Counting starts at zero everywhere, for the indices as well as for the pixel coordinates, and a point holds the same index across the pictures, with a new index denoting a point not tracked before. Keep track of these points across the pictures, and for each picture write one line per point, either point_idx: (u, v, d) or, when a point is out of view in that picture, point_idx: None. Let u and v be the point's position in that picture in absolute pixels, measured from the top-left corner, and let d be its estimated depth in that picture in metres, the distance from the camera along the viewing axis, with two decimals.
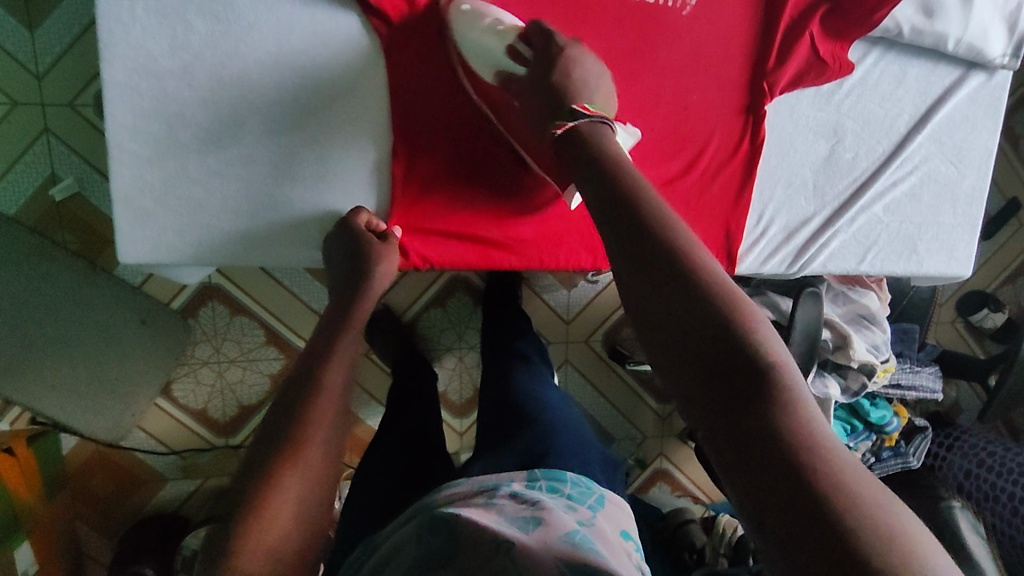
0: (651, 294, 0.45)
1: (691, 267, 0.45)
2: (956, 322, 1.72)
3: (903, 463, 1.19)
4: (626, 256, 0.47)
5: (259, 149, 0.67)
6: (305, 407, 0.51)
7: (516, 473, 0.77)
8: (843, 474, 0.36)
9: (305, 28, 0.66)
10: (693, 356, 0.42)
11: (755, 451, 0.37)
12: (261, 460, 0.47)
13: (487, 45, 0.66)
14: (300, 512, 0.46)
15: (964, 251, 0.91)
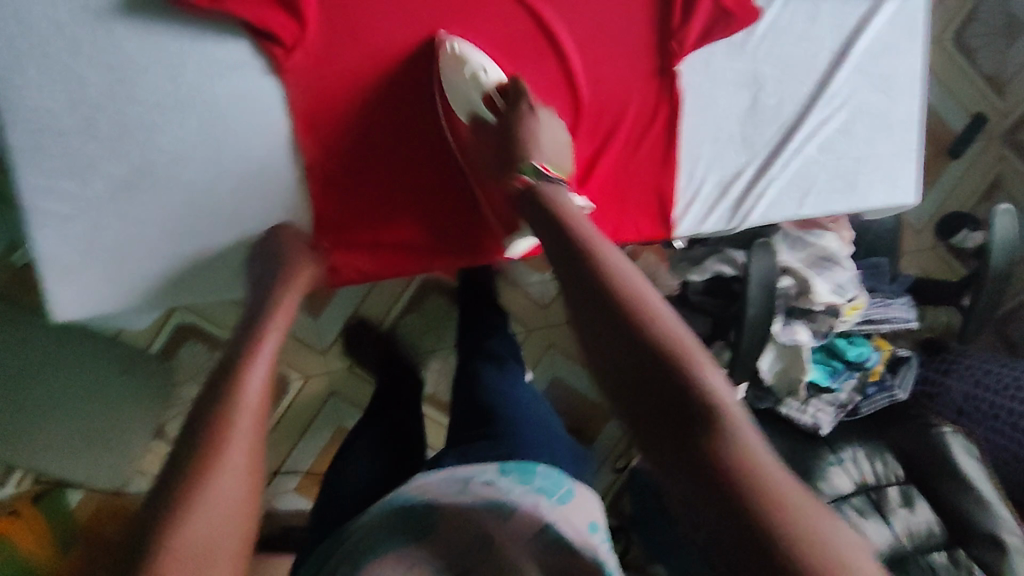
0: (604, 326, 0.50)
1: (633, 303, 0.51)
2: (938, 247, 1.72)
3: (890, 396, 1.18)
4: (583, 300, 0.52)
5: (172, 188, 0.68)
6: (228, 404, 0.52)
7: (489, 465, 0.84)
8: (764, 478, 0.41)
9: (196, 62, 0.66)
10: (639, 376, 0.47)
11: (688, 459, 0.43)
12: (177, 468, 0.48)
13: (469, 94, 0.71)
14: (217, 523, 0.46)
15: (907, 178, 0.90)
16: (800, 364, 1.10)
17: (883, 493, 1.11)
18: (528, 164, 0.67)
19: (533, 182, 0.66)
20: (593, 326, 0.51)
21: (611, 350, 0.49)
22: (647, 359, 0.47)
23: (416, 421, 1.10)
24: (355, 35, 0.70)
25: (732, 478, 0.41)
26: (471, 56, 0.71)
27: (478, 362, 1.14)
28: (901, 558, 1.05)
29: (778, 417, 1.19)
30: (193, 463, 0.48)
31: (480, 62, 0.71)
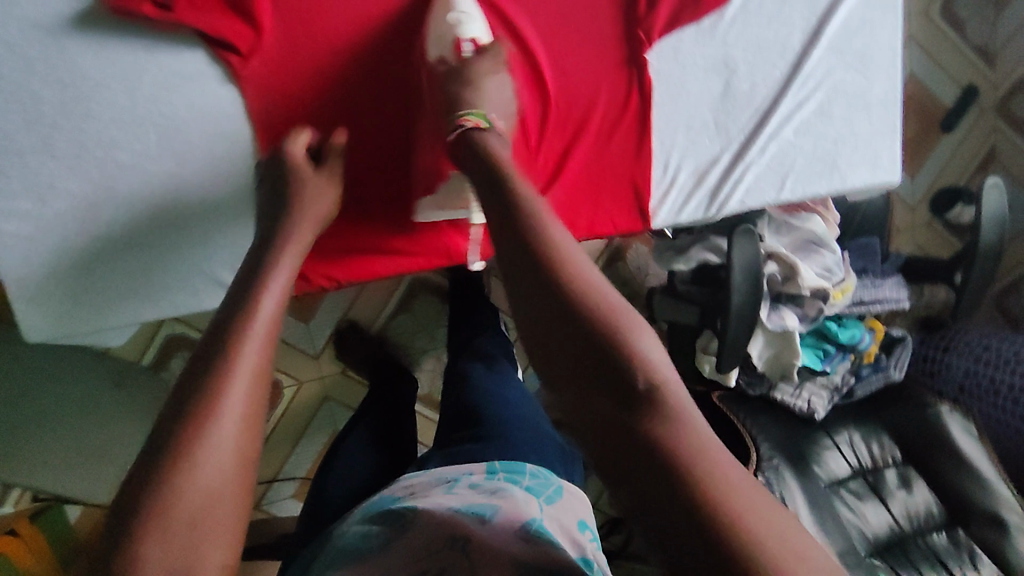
0: (536, 299, 0.47)
1: (566, 273, 0.47)
2: (933, 223, 1.70)
3: (886, 375, 1.18)
4: (515, 270, 0.48)
5: (136, 204, 0.67)
6: (237, 326, 0.45)
7: (476, 466, 0.83)
8: (707, 466, 0.39)
9: (153, 75, 0.65)
10: (577, 358, 0.44)
11: (627, 450, 0.41)
12: (179, 397, 0.42)
13: (442, 35, 0.69)
14: (223, 468, 0.40)
15: (889, 157, 0.88)
16: (792, 349, 1.08)
17: (880, 476, 1.10)
18: (480, 112, 0.64)
19: (485, 128, 0.62)
20: (525, 297, 0.48)
21: (546, 327, 0.46)
22: (589, 341, 0.44)
23: (408, 423, 1.09)
24: (314, 39, 0.69)
25: (673, 469, 0.39)
26: (458, 5, 0.70)
27: (469, 363, 1.13)
28: (902, 541, 1.05)
29: (773, 404, 1.15)
30: (202, 389, 0.42)
31: (465, 13, 0.70)
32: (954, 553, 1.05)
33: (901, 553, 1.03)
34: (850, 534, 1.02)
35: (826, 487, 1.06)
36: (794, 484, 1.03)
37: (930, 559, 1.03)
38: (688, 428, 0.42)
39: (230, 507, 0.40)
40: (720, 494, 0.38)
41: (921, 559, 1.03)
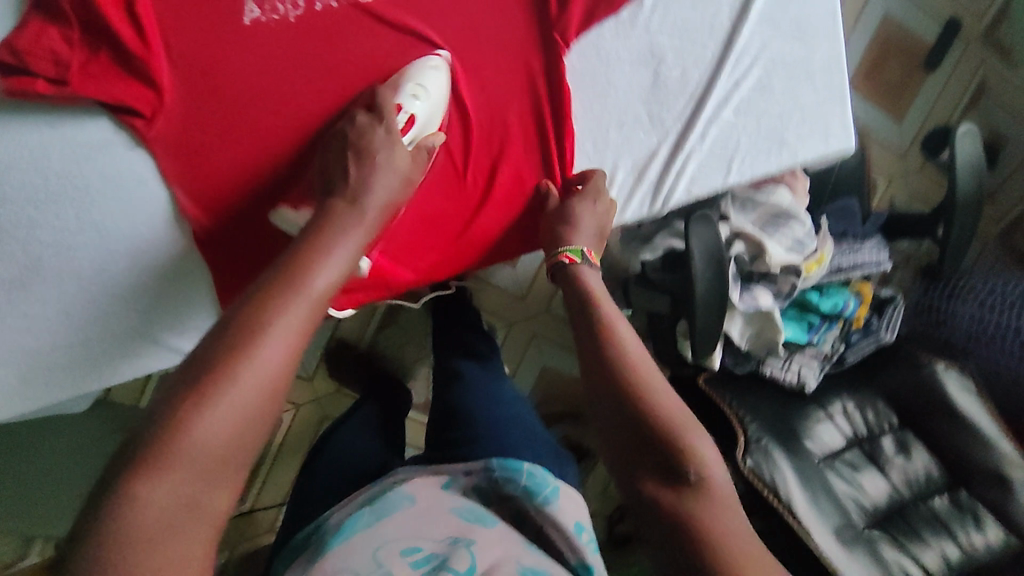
0: (612, 411, 0.62)
1: (637, 387, 0.63)
2: (927, 165, 1.62)
3: (876, 340, 1.15)
4: (598, 382, 0.64)
5: (65, 278, 0.66)
6: (247, 327, 0.49)
7: (475, 465, 0.86)
8: (726, 543, 0.53)
9: (61, 149, 0.65)
10: (642, 455, 0.59)
11: (667, 527, 0.55)
12: (211, 352, 0.47)
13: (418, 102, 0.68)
14: (237, 424, 0.46)
15: (840, 125, 0.84)
16: (773, 326, 1.04)
17: (877, 443, 1.09)
18: (576, 247, 0.74)
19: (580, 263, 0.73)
20: (608, 405, 0.63)
21: (620, 434, 0.62)
22: (651, 444, 0.59)
23: (401, 433, 1.10)
24: (215, 89, 0.67)
25: (701, 549, 0.53)
26: (426, 75, 0.69)
27: (458, 360, 1.17)
28: (903, 509, 1.04)
29: (761, 379, 1.12)
30: (199, 378, 0.46)
31: (423, 85, 0.68)
32: (957, 515, 1.04)
33: (901, 520, 1.03)
34: (847, 508, 1.00)
35: (820, 461, 1.05)
36: (786, 464, 1.01)
37: (933, 524, 1.03)
38: (718, 514, 0.55)
39: (238, 459, 0.46)
40: None
41: (924, 524, 1.02)
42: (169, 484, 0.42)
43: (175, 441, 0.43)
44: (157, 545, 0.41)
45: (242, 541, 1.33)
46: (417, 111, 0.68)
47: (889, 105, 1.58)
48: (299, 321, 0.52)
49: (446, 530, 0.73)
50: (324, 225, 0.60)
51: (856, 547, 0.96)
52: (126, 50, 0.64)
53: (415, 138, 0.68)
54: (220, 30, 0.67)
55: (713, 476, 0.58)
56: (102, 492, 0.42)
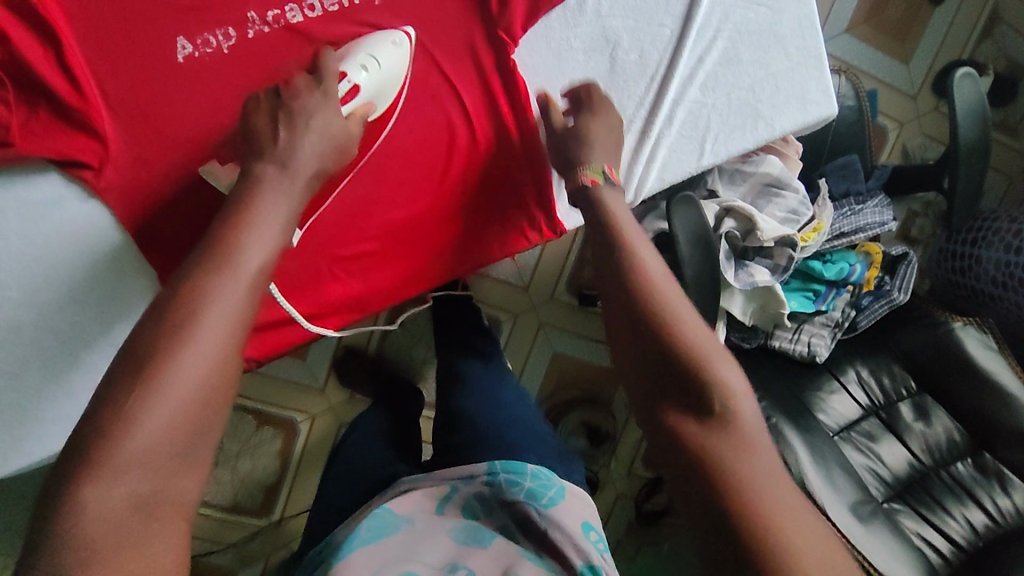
0: (633, 328, 0.57)
1: (662, 308, 0.57)
2: (939, 105, 1.53)
3: (890, 302, 1.09)
4: (622, 300, 0.58)
5: (39, 335, 0.66)
6: (180, 316, 0.45)
7: (476, 467, 0.79)
8: (753, 482, 0.48)
9: (18, 210, 0.65)
10: (666, 382, 0.54)
11: (690, 466, 0.50)
12: (141, 352, 0.44)
13: (360, 72, 0.65)
14: (186, 416, 0.43)
15: (817, 88, 0.80)
16: (776, 299, 1.00)
17: (895, 410, 1.06)
18: (596, 165, 0.68)
19: (604, 183, 0.67)
20: (632, 335, 0.57)
21: (644, 355, 0.56)
22: (676, 368, 0.54)
23: (411, 434, 1.08)
24: (161, 131, 0.67)
25: (728, 485, 0.48)
26: (375, 49, 0.66)
27: (466, 360, 1.12)
28: (924, 478, 1.02)
29: (770, 352, 1.08)
30: (137, 373, 0.43)
31: (375, 58, 0.66)
32: (983, 481, 1.02)
33: (922, 489, 1.01)
34: (866, 482, 0.98)
35: (835, 435, 1.02)
36: (798, 441, 0.95)
37: (956, 491, 1.01)
38: (747, 453, 0.50)
39: (188, 455, 0.43)
40: (789, 541, 0.45)
41: (946, 494, 1.01)
42: (110, 492, 0.40)
43: (116, 448, 0.40)
44: (107, 557, 0.38)
45: (274, 549, 1.36)
46: (364, 84, 0.65)
47: (893, 48, 1.49)
48: (235, 299, 0.48)
49: (443, 555, 0.69)
50: (241, 197, 0.54)
51: (880, 521, 0.92)
52: (63, 103, 0.63)
53: (355, 109, 0.65)
54: (155, 70, 0.66)
55: (739, 409, 0.53)
56: (43, 513, 0.39)
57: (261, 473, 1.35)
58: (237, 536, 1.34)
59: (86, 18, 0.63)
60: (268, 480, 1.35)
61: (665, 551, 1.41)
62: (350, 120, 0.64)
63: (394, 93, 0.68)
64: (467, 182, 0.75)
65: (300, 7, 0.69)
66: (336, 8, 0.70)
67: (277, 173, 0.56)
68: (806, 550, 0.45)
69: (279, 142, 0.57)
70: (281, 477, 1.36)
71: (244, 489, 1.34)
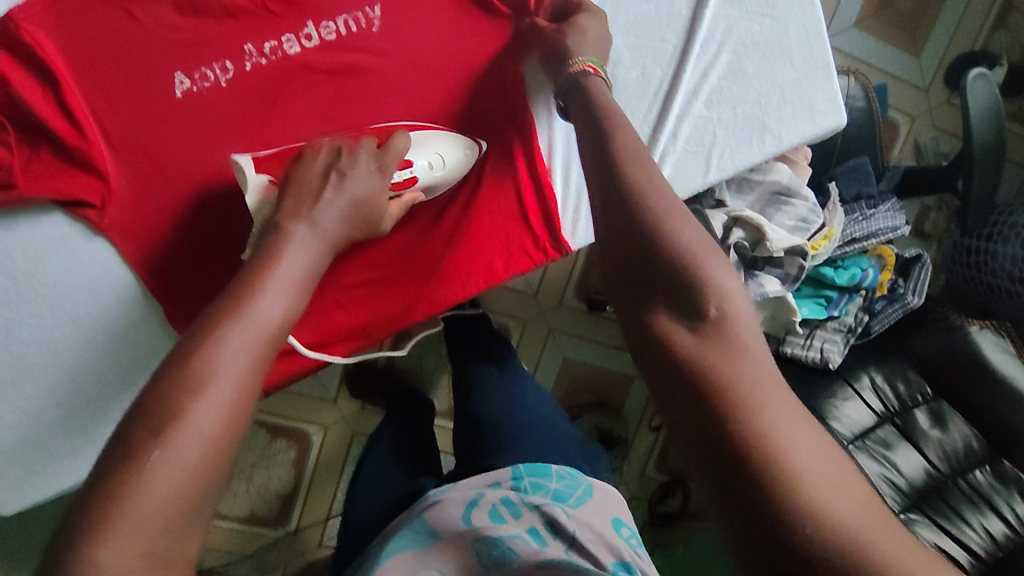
0: (618, 225, 0.50)
1: (650, 207, 0.50)
2: (952, 98, 1.50)
3: (903, 306, 1.08)
4: (610, 197, 0.52)
5: (50, 372, 0.67)
6: (192, 366, 0.44)
7: (500, 472, 0.77)
8: (753, 399, 0.41)
9: (23, 252, 0.65)
10: (649, 285, 0.48)
11: (678, 379, 0.44)
12: (155, 404, 0.42)
13: (421, 163, 0.68)
14: (196, 468, 0.41)
15: (825, 98, 0.78)
16: (787, 308, 0.99)
17: (910, 417, 1.05)
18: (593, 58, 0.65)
19: (599, 72, 0.63)
20: (616, 238, 0.50)
21: (629, 255, 0.49)
22: (661, 269, 0.48)
23: (427, 440, 1.04)
24: (162, 168, 0.66)
25: (723, 401, 0.41)
26: (443, 143, 0.70)
27: (480, 365, 1.01)
28: (940, 486, 1.01)
29: (783, 358, 1.07)
30: (148, 426, 0.41)
31: (440, 155, 0.69)
32: (1001, 489, 1.02)
33: (938, 498, 1.00)
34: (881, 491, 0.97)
35: (849, 443, 1.01)
36: None
37: (973, 500, 1.00)
38: (745, 365, 0.43)
39: (203, 503, 0.42)
40: (793, 466, 0.39)
41: (963, 502, 1.00)
42: (129, 550, 0.38)
43: (123, 506, 0.39)
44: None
45: (291, 558, 1.37)
46: (421, 175, 0.68)
47: (903, 41, 1.46)
48: (253, 349, 0.47)
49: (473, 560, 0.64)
50: (267, 248, 0.55)
51: None
52: (65, 145, 0.63)
53: (404, 196, 0.67)
54: (154, 107, 0.65)
55: (735, 314, 0.46)
56: (58, 571, 0.38)
57: (276, 484, 1.35)
58: (256, 546, 1.35)
59: (82, 57, 0.63)
60: (283, 491, 1.36)
61: (681, 552, 1.41)
62: (393, 202, 0.66)
63: (444, 188, 0.72)
64: (477, 211, 0.75)
65: (297, 36, 0.67)
66: (333, 36, 0.68)
67: (308, 230, 0.58)
68: (808, 465, 0.39)
69: (315, 204, 0.60)
70: (296, 488, 1.37)
71: (260, 500, 1.34)
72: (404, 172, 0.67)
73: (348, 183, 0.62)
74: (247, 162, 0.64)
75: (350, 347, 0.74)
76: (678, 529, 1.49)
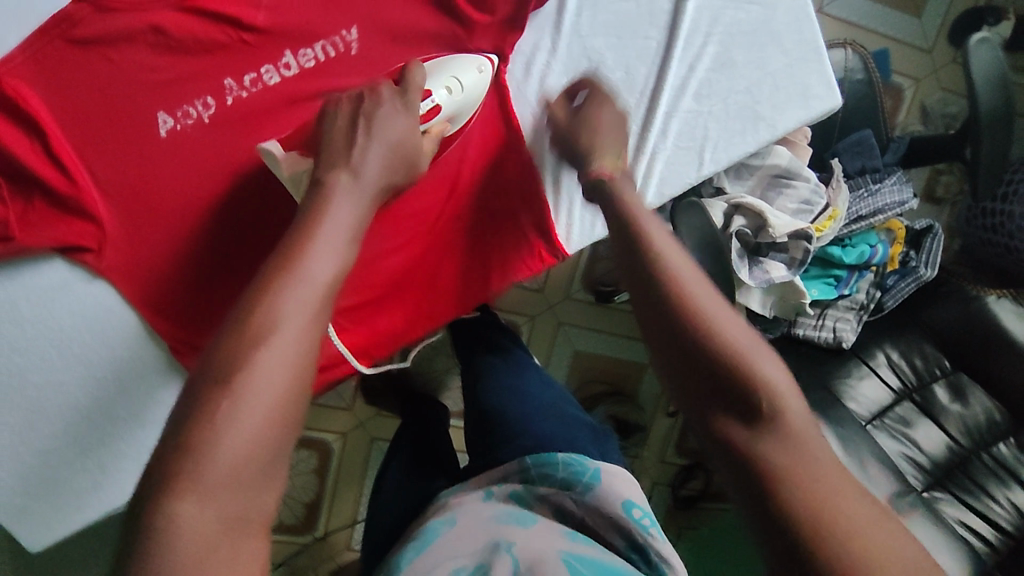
0: (659, 322, 0.52)
1: (688, 301, 0.51)
2: (958, 57, 1.45)
3: (916, 280, 1.06)
4: (646, 297, 0.53)
5: (63, 413, 0.68)
6: (254, 328, 0.44)
7: (506, 467, 0.72)
8: (816, 485, 0.42)
9: (28, 299, 0.66)
10: (699, 376, 0.49)
11: (740, 469, 0.45)
12: (222, 355, 0.43)
13: (443, 91, 0.66)
14: (271, 422, 0.42)
15: (818, 81, 0.77)
16: (795, 291, 0.96)
17: (929, 392, 1.03)
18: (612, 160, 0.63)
19: (617, 174, 0.62)
20: (658, 332, 0.52)
21: (673, 349, 0.51)
22: (708, 361, 0.49)
23: (439, 441, 1.02)
24: (154, 207, 0.67)
25: (786, 486, 0.43)
26: (458, 70, 0.68)
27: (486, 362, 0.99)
28: (963, 460, 1.00)
29: (796, 340, 1.05)
30: (218, 379, 0.42)
31: (457, 79, 0.67)
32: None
33: (961, 473, 0.99)
34: (902, 470, 0.96)
35: (867, 424, 1.00)
36: (828, 434, 0.93)
37: (998, 473, 0.99)
38: (805, 451, 0.45)
39: (279, 460, 0.42)
40: (864, 544, 0.40)
41: (987, 475, 0.99)
42: (206, 509, 0.38)
43: (201, 459, 0.39)
44: (200, 569, 0.37)
45: (321, 565, 1.40)
46: (444, 103, 0.66)
47: (903, 2, 1.41)
48: (312, 305, 0.47)
49: (480, 538, 0.59)
50: (313, 203, 0.55)
51: (919, 511, 0.90)
52: (56, 192, 0.63)
53: (431, 129, 0.66)
54: (140, 148, 0.66)
55: (788, 405, 0.47)
56: (139, 531, 0.38)
57: (301, 492, 1.38)
58: (284, 554, 1.38)
59: (68, 106, 0.63)
60: (308, 499, 1.38)
61: (705, 536, 1.41)
62: (425, 137, 0.65)
63: (468, 115, 0.70)
64: (475, 225, 0.75)
65: (276, 67, 0.67)
66: (312, 63, 0.68)
67: (350, 181, 0.57)
68: (878, 541, 0.40)
69: (350, 154, 0.58)
70: (321, 495, 1.39)
71: (286, 509, 1.37)
72: (426, 98, 0.65)
73: (380, 130, 0.60)
74: (273, 145, 0.66)
75: (360, 360, 0.75)
76: (700, 511, 1.50)
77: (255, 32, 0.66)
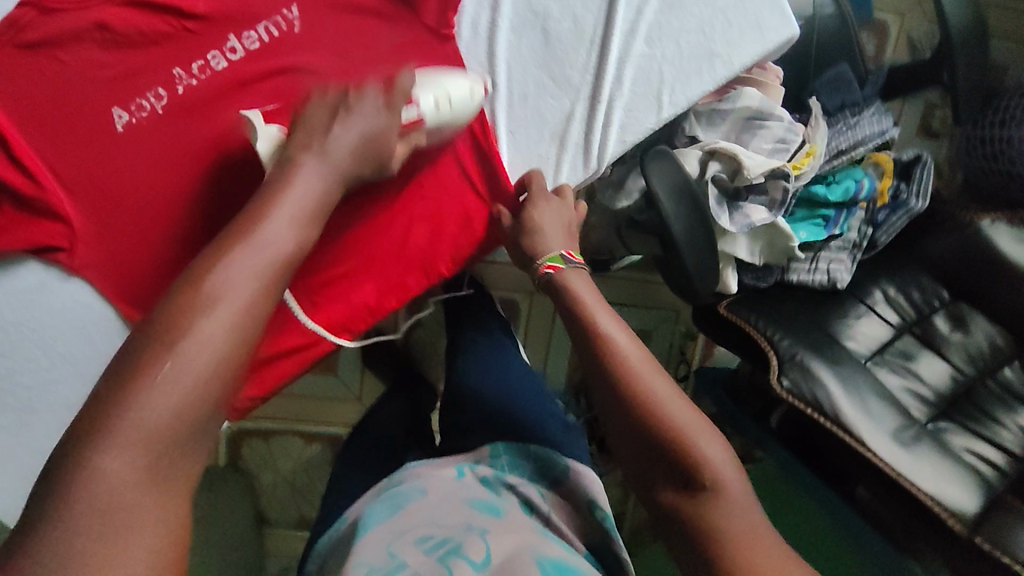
0: (616, 412, 0.59)
1: (637, 392, 0.58)
2: None
3: (908, 212, 1.03)
4: (603, 388, 0.60)
5: (55, 411, 0.70)
6: (203, 291, 0.46)
7: (478, 452, 0.73)
8: (746, 549, 0.49)
9: (7, 303, 0.68)
10: (651, 458, 0.56)
11: (685, 544, 0.52)
12: (167, 312, 0.44)
13: (431, 106, 0.66)
14: (204, 380, 0.43)
15: (770, 12, 0.76)
16: (782, 234, 0.95)
17: (929, 324, 1.01)
18: (554, 254, 0.70)
19: (564, 268, 0.68)
20: (616, 418, 0.59)
21: (628, 437, 0.58)
22: (656, 446, 0.55)
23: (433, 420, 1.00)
24: (119, 203, 0.68)
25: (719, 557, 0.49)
26: (451, 82, 0.67)
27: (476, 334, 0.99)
28: (968, 389, 0.98)
29: (790, 287, 1.02)
30: (159, 336, 0.43)
31: (447, 91, 0.67)
32: None
33: (967, 402, 0.97)
34: (905, 404, 0.94)
35: (867, 360, 0.98)
36: (827, 375, 0.91)
37: (1004, 399, 0.97)
38: (743, 522, 0.51)
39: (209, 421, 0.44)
40: None
41: (993, 402, 0.97)
42: (127, 459, 0.40)
43: (127, 411, 0.41)
44: (113, 510, 0.39)
45: None
46: (428, 116, 0.66)
47: None
48: (257, 271, 0.49)
49: (451, 511, 0.59)
50: (279, 175, 0.58)
51: (922, 446, 0.88)
52: (23, 195, 0.65)
53: (411, 138, 0.66)
54: (99, 147, 0.67)
55: (728, 482, 0.53)
56: (60, 472, 0.40)
57: (318, 486, 1.40)
58: None
59: (27, 110, 0.64)
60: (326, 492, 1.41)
61: None
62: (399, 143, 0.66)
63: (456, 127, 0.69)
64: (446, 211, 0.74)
65: (222, 52, 0.68)
66: (257, 45, 0.69)
67: (317, 162, 0.60)
68: None
69: (327, 133, 0.61)
70: None
71: (306, 504, 1.40)
72: (410, 108, 0.65)
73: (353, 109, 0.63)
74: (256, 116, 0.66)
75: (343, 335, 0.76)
76: None
77: (197, 19, 0.67)
